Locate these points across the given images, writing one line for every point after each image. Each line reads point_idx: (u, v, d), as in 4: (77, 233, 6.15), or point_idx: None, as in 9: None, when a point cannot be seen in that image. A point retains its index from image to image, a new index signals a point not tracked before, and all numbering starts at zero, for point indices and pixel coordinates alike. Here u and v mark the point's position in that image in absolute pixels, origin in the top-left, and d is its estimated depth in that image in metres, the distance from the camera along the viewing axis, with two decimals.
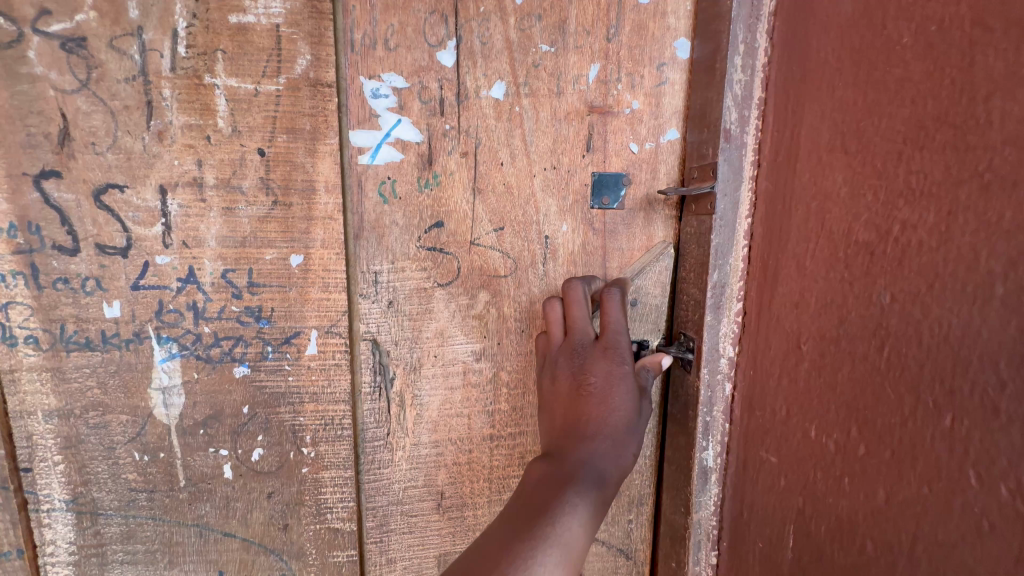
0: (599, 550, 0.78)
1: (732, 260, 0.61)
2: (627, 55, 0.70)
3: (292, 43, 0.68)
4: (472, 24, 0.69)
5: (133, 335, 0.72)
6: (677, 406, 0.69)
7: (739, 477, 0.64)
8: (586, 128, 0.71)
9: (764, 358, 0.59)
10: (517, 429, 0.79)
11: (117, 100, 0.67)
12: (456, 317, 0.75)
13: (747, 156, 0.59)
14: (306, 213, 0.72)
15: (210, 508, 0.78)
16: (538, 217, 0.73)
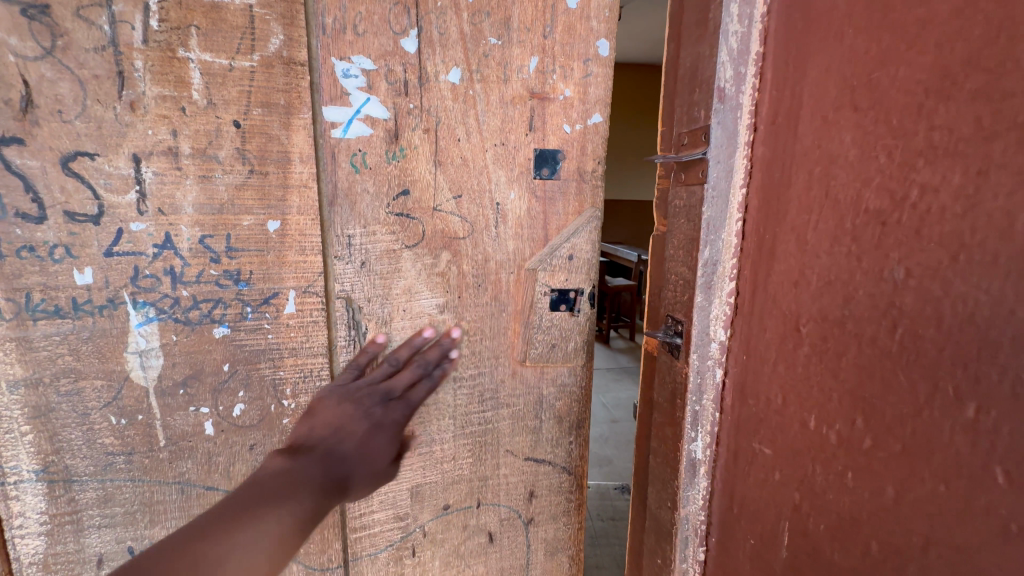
0: (548, 469, 0.97)
1: (725, 236, 0.55)
2: (560, 51, 0.81)
3: (267, 25, 0.72)
4: (431, 15, 0.77)
5: (106, 301, 0.73)
6: (665, 394, 0.65)
7: (728, 471, 0.59)
8: (528, 110, 0.82)
9: (759, 343, 0.54)
10: (477, 368, 0.89)
11: (86, 68, 0.68)
12: (423, 275, 0.84)
13: (742, 119, 0.52)
14: (281, 182, 0.76)
15: (192, 464, 0.82)
16: (490, 186, 0.83)
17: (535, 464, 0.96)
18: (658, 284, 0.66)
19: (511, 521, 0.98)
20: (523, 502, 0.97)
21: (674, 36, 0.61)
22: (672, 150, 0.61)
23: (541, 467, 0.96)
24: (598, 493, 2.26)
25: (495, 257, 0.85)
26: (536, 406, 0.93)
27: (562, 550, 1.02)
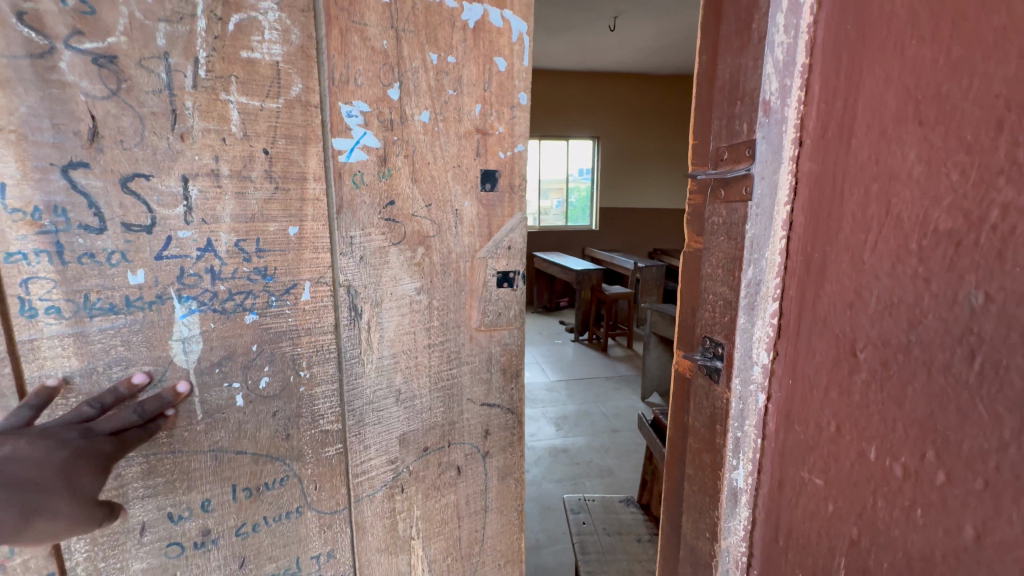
0: (498, 411, 1.04)
1: (768, 255, 0.53)
2: (495, 100, 0.91)
3: (288, 78, 0.76)
4: (408, 73, 0.84)
5: (155, 297, 0.75)
6: (701, 418, 0.63)
7: (773, 499, 0.56)
8: (471, 146, 0.91)
9: (807, 366, 0.51)
10: (444, 335, 0.96)
11: (144, 105, 0.70)
12: (405, 264, 0.90)
13: (788, 133, 0.50)
14: (300, 196, 0.80)
15: (225, 433, 0.82)
16: (452, 196, 0.91)
17: (489, 408, 1.03)
18: (693, 303, 0.64)
19: (473, 459, 1.04)
20: (480, 438, 1.04)
21: (710, 46, 0.58)
22: (710, 165, 0.59)
23: (493, 410, 1.04)
24: (604, 508, 2.20)
25: (457, 253, 0.94)
26: (485, 361, 1.01)
27: (511, 473, 1.09)
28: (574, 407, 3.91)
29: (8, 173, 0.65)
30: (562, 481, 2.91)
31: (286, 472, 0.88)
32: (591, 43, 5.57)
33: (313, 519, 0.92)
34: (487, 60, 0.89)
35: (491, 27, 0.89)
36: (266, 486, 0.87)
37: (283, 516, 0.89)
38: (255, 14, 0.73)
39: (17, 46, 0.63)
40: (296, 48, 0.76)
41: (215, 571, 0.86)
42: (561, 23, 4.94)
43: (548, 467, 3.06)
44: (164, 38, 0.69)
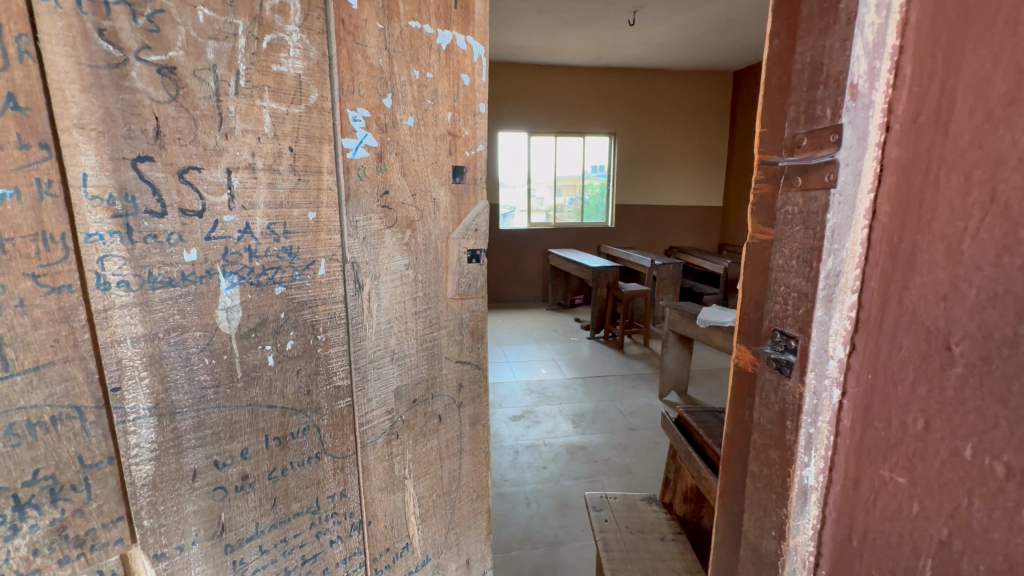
0: (470, 367, 1.18)
1: (848, 244, 0.50)
2: (462, 105, 1.03)
3: (307, 88, 0.78)
4: (398, 85, 0.93)
5: (205, 272, 0.72)
6: (769, 415, 0.60)
7: (845, 499, 0.55)
8: (445, 146, 1.02)
9: (891, 361, 0.49)
10: (427, 303, 1.06)
11: (198, 108, 0.68)
12: (396, 244, 0.97)
13: (874, 118, 0.47)
14: (317, 184, 0.82)
15: (259, 389, 0.80)
16: (430, 189, 1.02)
17: (461, 364, 1.16)
18: (760, 295, 0.61)
19: (451, 410, 1.16)
20: (455, 390, 1.16)
21: (785, 29, 0.55)
22: (785, 152, 0.55)
23: (466, 366, 1.17)
24: (626, 505, 2.17)
25: (439, 237, 1.05)
26: (459, 329, 1.14)
27: (480, 420, 1.24)
28: (592, 404, 3.89)
29: (87, 163, 0.61)
30: (580, 478, 2.90)
31: (306, 423, 0.87)
32: (608, 38, 5.52)
33: (328, 465, 0.92)
34: (455, 74, 1.01)
35: (458, 50, 1.00)
36: (291, 436, 0.85)
37: (306, 461, 0.88)
38: (281, 34, 0.74)
39: (96, 57, 0.60)
40: (314, 64, 0.78)
41: (250, 513, 0.83)
42: (578, 18, 4.91)
43: (566, 464, 3.04)
44: (214, 52, 0.69)
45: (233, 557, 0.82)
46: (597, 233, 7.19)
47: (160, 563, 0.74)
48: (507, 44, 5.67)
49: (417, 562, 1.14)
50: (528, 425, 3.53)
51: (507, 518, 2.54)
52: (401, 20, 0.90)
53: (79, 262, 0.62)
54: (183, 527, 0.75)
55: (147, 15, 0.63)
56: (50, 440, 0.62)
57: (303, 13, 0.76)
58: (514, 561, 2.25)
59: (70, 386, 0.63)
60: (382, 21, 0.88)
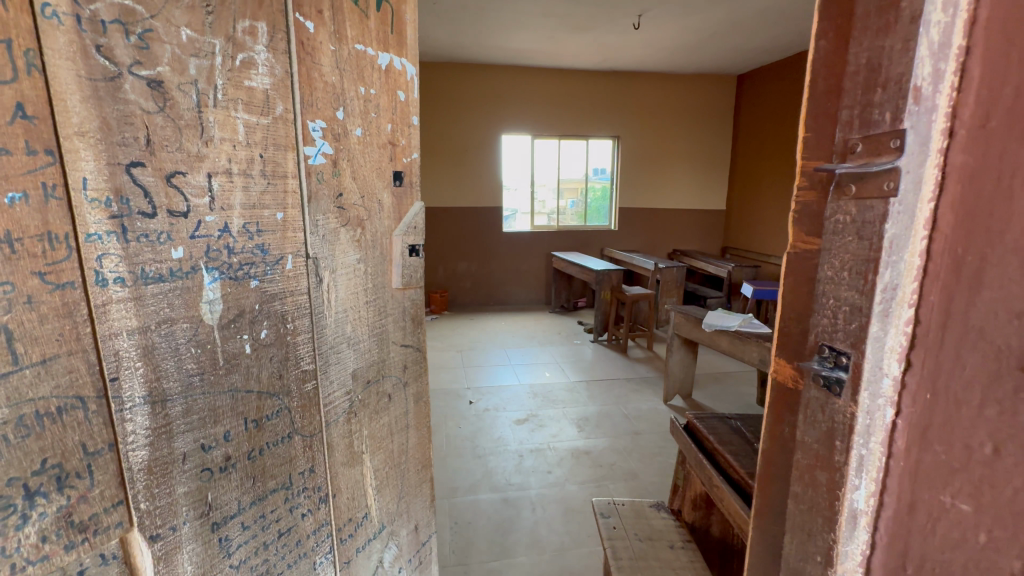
0: (412, 351, 1.22)
1: (907, 257, 0.47)
2: (401, 116, 1.08)
3: (271, 101, 0.79)
4: (350, 99, 0.94)
5: (190, 268, 0.73)
6: (815, 434, 0.57)
7: (898, 525, 0.52)
8: (388, 155, 1.05)
9: (953, 381, 0.46)
10: (375, 293, 1.07)
11: (182, 118, 0.69)
12: (349, 240, 0.97)
13: (937, 122, 0.44)
14: (281, 192, 0.82)
15: (238, 375, 0.80)
16: (378, 193, 1.04)
17: (406, 349, 1.20)
18: (804, 308, 0.58)
19: (399, 391, 1.19)
20: (402, 373, 1.19)
21: (833, 28, 0.52)
22: (836, 159, 0.53)
23: (409, 350, 1.21)
24: (636, 512, 2.11)
25: (385, 235, 1.07)
26: (404, 318, 1.17)
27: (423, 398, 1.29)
28: (596, 408, 3.85)
29: (87, 168, 0.61)
30: (585, 483, 2.86)
31: (278, 406, 0.87)
32: (609, 41, 5.51)
33: (300, 446, 0.92)
34: (394, 88, 1.05)
35: (394, 70, 1.04)
36: (267, 418, 0.85)
37: (281, 441, 0.88)
38: (252, 52, 0.75)
39: (90, 70, 0.60)
40: (282, 80, 0.80)
41: (233, 492, 0.82)
42: (583, 22, 4.89)
43: (572, 469, 3.00)
44: (195, 68, 0.69)
45: (217, 535, 0.81)
46: (600, 236, 7.15)
47: (155, 543, 0.73)
48: (511, 47, 5.66)
49: (374, 532, 1.15)
50: (533, 429, 3.49)
51: (512, 525, 2.49)
52: (348, 42, 0.91)
53: (80, 260, 0.61)
54: (175, 507, 0.74)
55: (137, 33, 0.64)
56: (56, 430, 0.61)
57: (270, 34, 0.77)
58: (520, 568, 2.21)
59: (74, 377, 0.62)
60: (333, 44, 0.88)
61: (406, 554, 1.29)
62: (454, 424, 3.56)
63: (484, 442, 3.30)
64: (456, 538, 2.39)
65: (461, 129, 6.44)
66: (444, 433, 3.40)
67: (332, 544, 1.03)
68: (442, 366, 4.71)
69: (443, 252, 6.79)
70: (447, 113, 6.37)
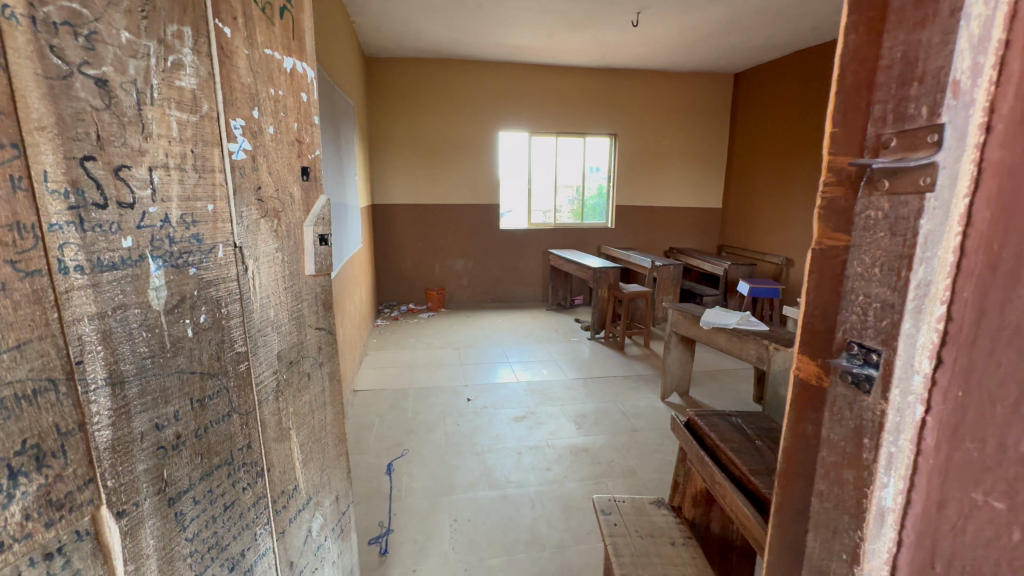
0: (322, 333, 1.25)
1: (941, 253, 0.47)
2: (304, 116, 1.12)
3: (198, 101, 0.79)
4: (263, 97, 0.96)
5: (137, 257, 0.72)
6: (839, 430, 0.57)
7: (925, 521, 0.52)
8: (297, 152, 1.10)
9: (990, 378, 0.46)
10: (291, 277, 1.08)
11: (126, 115, 0.68)
12: (269, 230, 0.99)
13: (974, 118, 0.44)
14: (210, 190, 0.83)
15: (184, 358, 0.80)
16: (291, 186, 1.07)
17: (319, 332, 1.23)
18: (830, 304, 0.58)
19: (316, 368, 1.22)
20: (317, 352, 1.23)
21: (864, 22, 0.52)
22: (868, 154, 0.52)
23: (320, 331, 1.24)
24: (636, 510, 2.11)
25: (300, 225, 1.10)
26: (316, 304, 1.20)
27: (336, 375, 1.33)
28: (593, 406, 3.85)
29: (48, 161, 0.59)
30: (585, 479, 2.87)
31: (218, 386, 0.87)
32: (608, 39, 5.49)
33: (238, 426, 0.92)
34: (297, 89, 1.09)
35: (297, 74, 1.08)
36: (208, 398, 0.85)
37: (221, 419, 0.88)
38: (180, 55, 0.75)
39: (38, 65, 0.58)
40: (207, 80, 0.80)
41: (184, 468, 0.81)
42: (582, 20, 4.89)
43: (570, 466, 3.01)
44: (135, 69, 0.69)
45: (173, 510, 0.79)
46: (596, 234, 7.15)
47: (121, 520, 0.71)
48: (507, 44, 5.65)
49: (302, 504, 1.15)
50: (531, 426, 3.50)
51: (511, 522, 2.48)
52: (259, 46, 0.94)
53: (45, 249, 0.60)
54: (137, 484, 0.73)
55: (85, 34, 0.63)
56: (31, 413, 0.59)
57: (193, 36, 0.77)
58: (519, 564, 2.21)
59: (46, 361, 0.60)
60: (246, 46, 0.90)
61: (330, 524, 1.30)
62: (453, 421, 3.55)
63: (483, 439, 3.30)
64: (455, 536, 2.38)
65: (457, 127, 6.42)
66: (442, 431, 3.39)
67: (269, 515, 1.02)
68: (438, 364, 4.70)
69: (439, 249, 6.76)
70: (443, 111, 6.34)
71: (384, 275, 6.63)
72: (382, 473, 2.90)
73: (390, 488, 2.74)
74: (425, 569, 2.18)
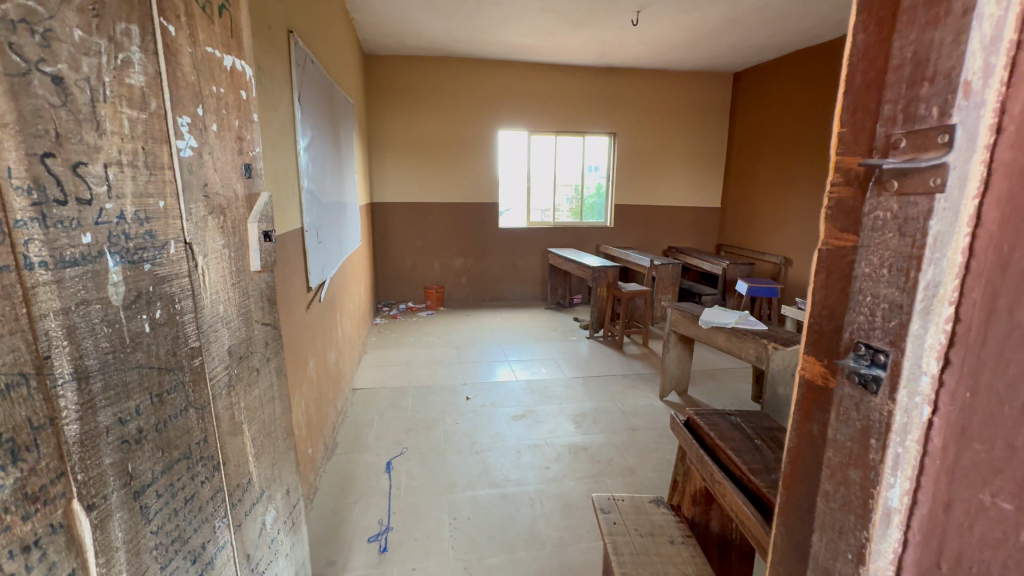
0: (265, 328, 1.19)
1: (949, 254, 0.47)
2: (244, 114, 1.08)
3: (147, 98, 0.76)
4: (206, 94, 0.92)
5: (95, 253, 0.69)
6: (845, 430, 0.57)
7: (933, 521, 0.53)
8: (240, 150, 1.05)
9: (999, 379, 0.47)
10: (237, 276, 1.04)
11: (81, 112, 0.66)
12: (216, 227, 0.96)
13: (985, 120, 0.44)
14: (161, 186, 0.80)
15: (143, 354, 0.77)
16: (232, 182, 1.02)
17: (266, 329, 1.19)
18: (840, 304, 0.57)
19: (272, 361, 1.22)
20: (268, 344, 1.20)
21: (875, 20, 0.52)
22: (876, 155, 0.52)
23: (267, 327, 1.20)
24: (636, 508, 2.11)
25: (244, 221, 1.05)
26: (264, 301, 1.18)
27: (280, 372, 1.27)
28: (593, 405, 3.85)
29: (10, 157, 0.58)
30: (584, 478, 2.86)
31: (175, 381, 0.83)
32: (610, 38, 5.46)
33: (195, 421, 0.89)
34: (237, 87, 1.05)
35: (236, 72, 1.04)
36: (166, 393, 0.82)
37: (179, 413, 0.85)
38: (129, 54, 0.73)
39: None
40: (155, 77, 0.78)
41: (147, 462, 0.78)
42: (582, 19, 4.87)
43: (569, 465, 3.00)
44: (88, 66, 0.67)
45: (138, 504, 0.76)
46: (596, 233, 7.14)
47: (91, 513, 0.68)
48: (508, 42, 5.62)
49: (256, 497, 1.11)
50: (531, 425, 3.49)
51: (510, 521, 2.48)
52: (201, 45, 0.90)
53: (12, 244, 0.58)
54: (105, 478, 0.70)
55: (40, 33, 0.61)
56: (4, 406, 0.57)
57: (140, 35, 0.75)
58: (519, 563, 2.21)
59: (17, 356, 0.59)
60: (187, 43, 0.86)
61: (283, 517, 1.25)
62: (452, 420, 3.55)
63: (483, 438, 3.30)
64: (454, 533, 2.39)
65: (455, 125, 6.41)
66: (442, 430, 3.40)
67: (226, 508, 0.98)
68: (437, 362, 4.69)
69: (438, 247, 6.76)
70: (441, 109, 6.33)
71: (382, 273, 6.62)
72: (381, 471, 2.89)
73: (389, 487, 2.74)
74: (423, 568, 2.17)
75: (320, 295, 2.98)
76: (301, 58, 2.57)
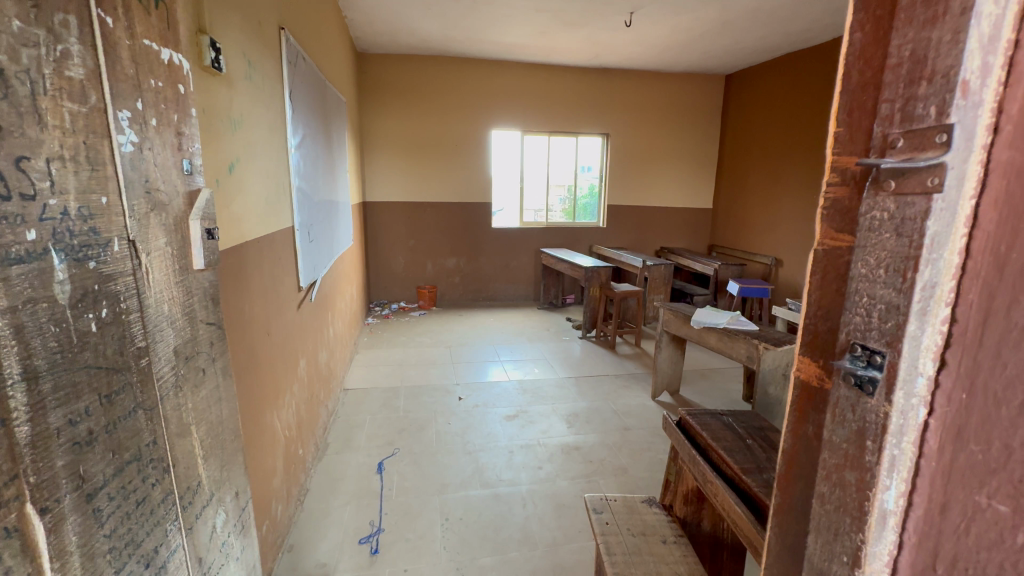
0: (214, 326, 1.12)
1: (946, 255, 0.46)
2: (183, 108, 1.01)
3: (87, 92, 0.72)
4: (146, 88, 0.87)
5: (40, 250, 0.64)
6: (841, 432, 0.56)
7: (928, 522, 0.52)
8: (181, 146, 0.99)
9: (995, 382, 0.47)
10: (181, 271, 0.97)
11: (22, 104, 0.62)
12: (159, 224, 0.90)
13: (982, 120, 0.44)
14: (103, 182, 0.75)
15: (92, 353, 0.72)
16: (173, 179, 0.96)
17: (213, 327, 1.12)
18: (839, 304, 0.57)
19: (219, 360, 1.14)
20: (215, 343, 1.13)
21: (872, 19, 0.52)
22: (874, 154, 0.52)
23: (214, 326, 1.12)
24: (628, 508, 2.10)
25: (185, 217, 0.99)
26: (211, 300, 1.11)
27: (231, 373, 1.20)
28: (585, 404, 3.85)
29: None
30: (575, 478, 2.86)
31: (125, 381, 0.78)
32: (604, 38, 5.46)
33: (145, 424, 0.83)
34: (176, 78, 0.98)
35: (175, 64, 0.97)
36: (117, 394, 0.76)
37: (129, 414, 0.79)
38: (67, 45, 0.68)
39: None
40: (94, 69, 0.72)
41: (99, 464, 0.73)
42: (576, 18, 4.85)
43: (561, 466, 2.99)
44: (27, 57, 0.62)
45: (91, 507, 0.71)
46: (588, 233, 7.15)
47: (45, 517, 0.63)
48: (502, 42, 5.61)
49: (205, 499, 1.04)
50: (523, 425, 3.48)
51: (503, 520, 2.48)
52: (139, 36, 0.84)
53: None
54: (58, 480, 0.65)
55: None
56: None
57: (78, 26, 0.70)
58: (511, 563, 2.20)
59: None
60: (127, 35, 0.80)
61: (232, 519, 1.17)
62: (444, 420, 3.53)
63: (474, 439, 3.28)
64: (445, 534, 2.37)
65: (447, 124, 6.38)
66: (435, 430, 3.38)
67: (177, 511, 0.92)
68: (430, 363, 4.66)
69: (431, 247, 6.73)
70: (432, 108, 6.29)
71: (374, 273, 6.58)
72: (372, 472, 2.87)
73: (380, 488, 2.72)
74: (414, 569, 2.16)
75: (311, 295, 2.95)
76: (292, 54, 2.53)
